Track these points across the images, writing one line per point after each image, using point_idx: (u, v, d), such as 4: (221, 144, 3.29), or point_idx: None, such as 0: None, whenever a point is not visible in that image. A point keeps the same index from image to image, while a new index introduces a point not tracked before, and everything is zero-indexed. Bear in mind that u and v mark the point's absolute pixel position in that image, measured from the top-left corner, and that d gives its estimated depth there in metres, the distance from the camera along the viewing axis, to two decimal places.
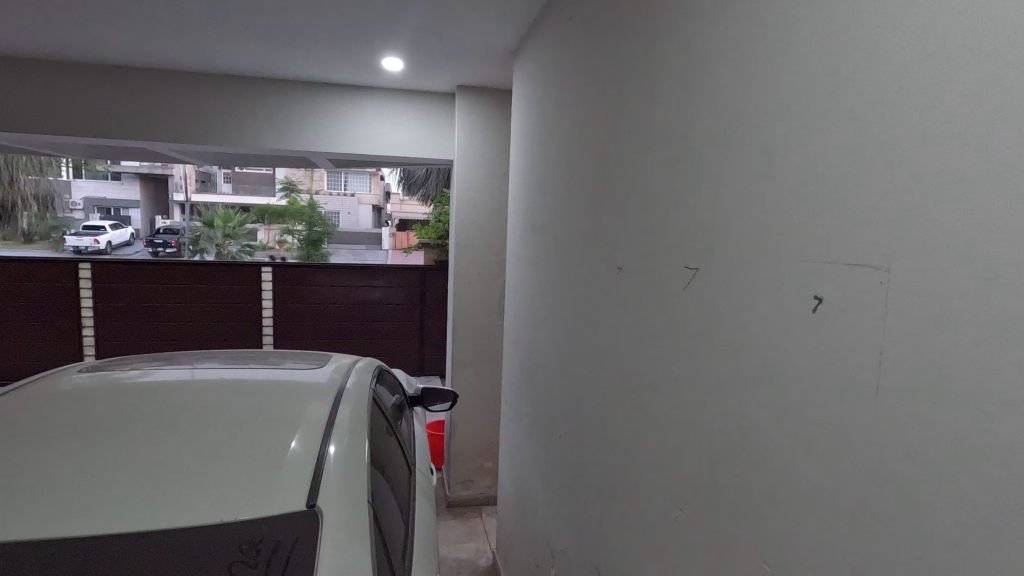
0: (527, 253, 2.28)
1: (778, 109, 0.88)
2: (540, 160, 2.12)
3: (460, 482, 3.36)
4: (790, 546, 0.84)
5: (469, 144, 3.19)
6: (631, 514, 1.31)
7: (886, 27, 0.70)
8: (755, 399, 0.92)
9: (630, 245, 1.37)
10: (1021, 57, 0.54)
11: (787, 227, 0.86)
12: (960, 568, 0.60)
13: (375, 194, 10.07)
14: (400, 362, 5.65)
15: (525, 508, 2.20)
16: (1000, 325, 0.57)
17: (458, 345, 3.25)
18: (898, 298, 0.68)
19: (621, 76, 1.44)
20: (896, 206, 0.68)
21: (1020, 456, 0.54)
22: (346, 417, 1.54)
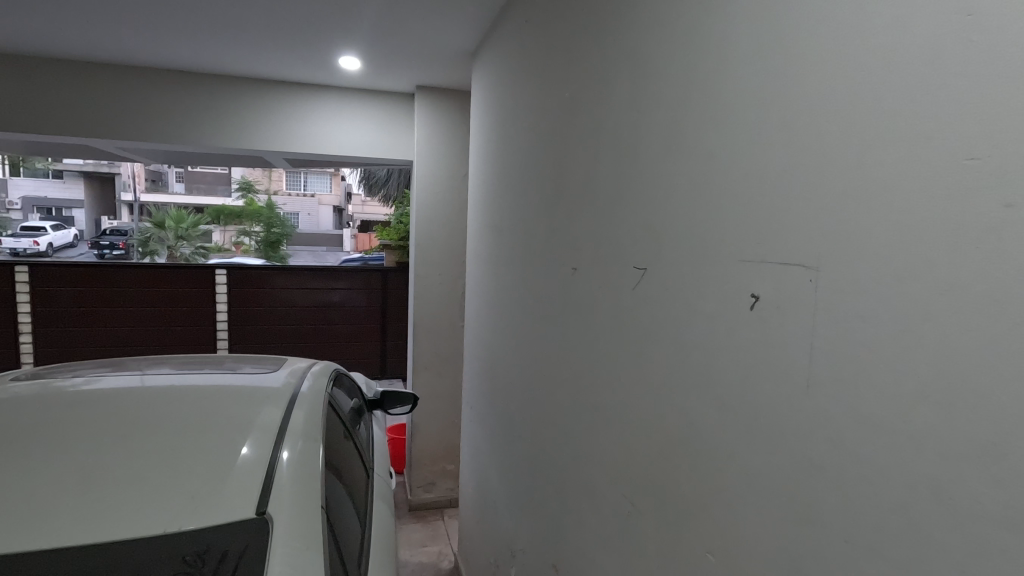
0: (486, 253, 2.25)
1: (719, 109, 0.88)
2: (497, 157, 2.10)
3: (420, 485, 3.31)
4: (729, 538, 0.85)
5: (425, 139, 3.12)
6: (587, 508, 1.31)
7: (817, 28, 0.70)
8: (696, 395, 0.93)
9: (582, 244, 1.36)
10: (942, 64, 0.55)
11: (725, 226, 0.86)
12: (881, 549, 0.61)
13: (335, 194, 9.76)
14: (361, 367, 5.56)
15: (487, 509, 2.19)
16: (918, 317, 0.57)
17: (419, 346, 3.21)
18: (826, 294, 0.68)
19: (573, 73, 1.43)
20: (827, 204, 0.68)
21: (934, 442, 0.56)
22: (301, 421, 1.49)
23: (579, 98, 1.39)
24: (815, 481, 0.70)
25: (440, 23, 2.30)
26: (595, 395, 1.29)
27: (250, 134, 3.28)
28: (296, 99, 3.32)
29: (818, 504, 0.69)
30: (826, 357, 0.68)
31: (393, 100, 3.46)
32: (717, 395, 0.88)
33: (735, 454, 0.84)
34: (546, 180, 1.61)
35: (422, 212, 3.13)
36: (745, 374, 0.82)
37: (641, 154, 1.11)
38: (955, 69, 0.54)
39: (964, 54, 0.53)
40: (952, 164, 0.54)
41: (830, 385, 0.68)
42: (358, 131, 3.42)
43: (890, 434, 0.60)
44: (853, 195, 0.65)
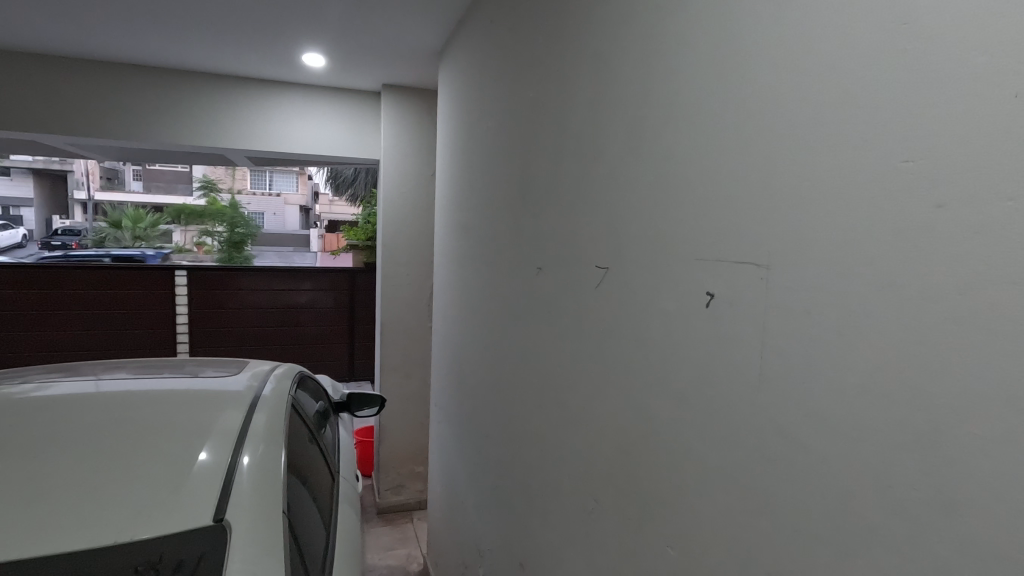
0: (453, 253, 2.25)
1: (676, 111, 0.90)
2: (464, 157, 2.09)
3: (389, 488, 3.28)
4: (688, 532, 0.86)
5: (392, 139, 3.09)
6: (553, 506, 1.32)
7: (767, 32, 0.72)
8: (656, 392, 0.94)
9: (547, 244, 1.37)
10: (880, 70, 0.58)
11: (682, 225, 0.88)
12: (828, 537, 0.63)
13: (302, 194, 9.54)
14: (329, 369, 5.47)
15: (455, 510, 2.18)
16: (860, 312, 0.60)
17: (387, 347, 3.18)
18: (777, 292, 0.70)
19: (537, 74, 1.44)
20: (778, 206, 0.70)
21: (875, 432, 0.58)
22: (262, 425, 1.46)
23: (543, 99, 1.40)
24: (768, 473, 0.72)
25: (405, 21, 2.28)
26: (560, 394, 1.30)
27: (211, 132, 3.19)
28: (260, 97, 3.25)
29: (770, 496, 0.71)
30: (777, 353, 0.70)
31: (359, 99, 3.42)
32: (676, 391, 0.89)
33: (692, 449, 0.85)
34: (511, 180, 1.61)
35: (389, 212, 3.10)
36: (702, 371, 0.84)
37: (602, 154, 1.12)
38: (891, 76, 0.57)
39: (901, 60, 0.56)
40: (890, 167, 0.57)
41: (781, 379, 0.70)
42: (323, 130, 3.36)
43: (835, 426, 0.62)
44: (802, 196, 0.67)
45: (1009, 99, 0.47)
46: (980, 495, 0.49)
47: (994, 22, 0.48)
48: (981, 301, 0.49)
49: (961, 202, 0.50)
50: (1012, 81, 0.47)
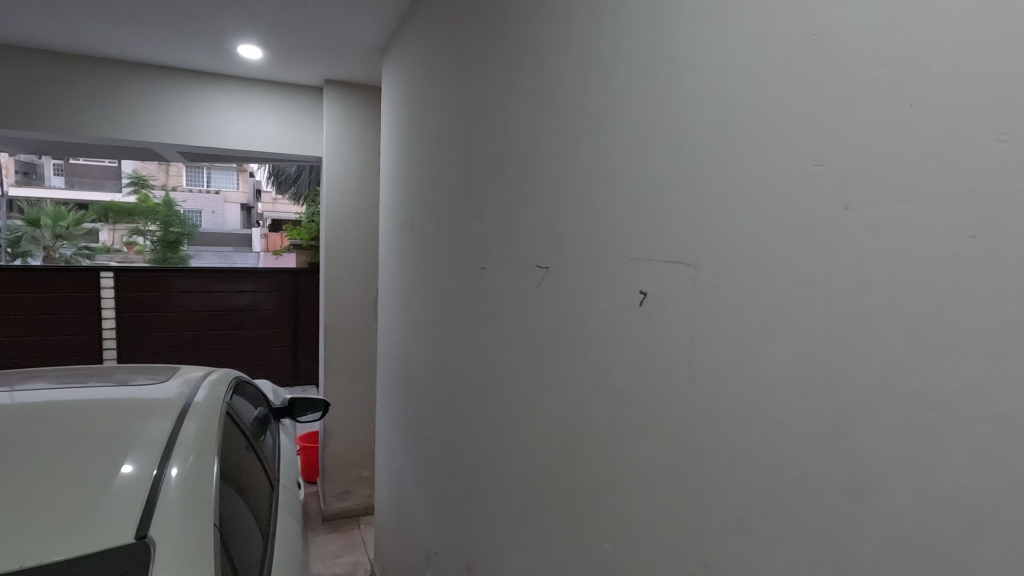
0: (397, 253, 2.21)
1: (611, 112, 0.91)
2: (407, 156, 2.06)
3: (334, 494, 3.18)
4: (625, 527, 0.88)
5: (335, 136, 3.01)
6: (498, 505, 1.32)
7: (693, 36, 0.75)
8: (594, 389, 0.96)
9: (490, 243, 1.37)
10: (792, 78, 0.61)
11: (617, 224, 0.90)
12: (752, 525, 0.66)
13: (243, 190, 9.10)
14: (272, 373, 5.29)
15: (402, 513, 2.15)
16: (778, 309, 0.62)
17: (331, 349, 3.09)
18: (704, 289, 0.73)
19: (479, 73, 1.43)
20: (705, 207, 0.72)
21: (792, 423, 0.61)
22: (192, 433, 1.38)
23: (485, 97, 1.39)
24: (698, 466, 0.74)
25: (346, 16, 2.23)
26: (503, 393, 1.30)
27: (140, 125, 3.01)
28: (193, 89, 3.09)
29: (699, 487, 0.73)
30: (704, 349, 0.73)
31: (301, 94, 3.31)
32: (612, 388, 0.91)
33: (628, 445, 0.87)
34: (454, 179, 1.60)
35: (333, 211, 3.02)
36: (636, 368, 0.85)
37: (542, 154, 1.13)
38: (803, 83, 0.60)
39: (811, 69, 0.59)
40: (803, 170, 0.59)
41: (709, 374, 0.72)
42: (263, 126, 3.24)
43: (757, 418, 0.65)
44: (725, 195, 0.69)
45: (906, 107, 0.50)
46: (883, 480, 0.52)
47: (892, 33, 0.51)
48: (883, 297, 0.52)
49: (864, 204, 0.53)
50: (909, 89, 0.50)
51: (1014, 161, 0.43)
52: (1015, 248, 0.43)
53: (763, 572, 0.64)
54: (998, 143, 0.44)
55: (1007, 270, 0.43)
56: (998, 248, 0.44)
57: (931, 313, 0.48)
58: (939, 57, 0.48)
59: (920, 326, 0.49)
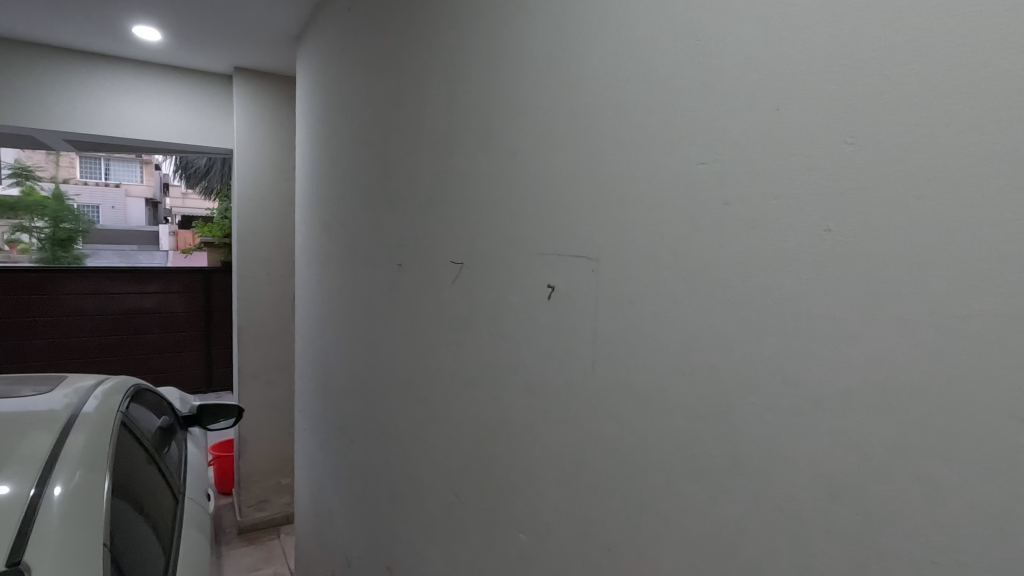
0: (314, 250, 2.13)
1: (518, 110, 0.93)
2: (323, 151, 1.99)
3: (251, 504, 3.02)
4: (537, 517, 0.90)
5: (247, 127, 2.86)
6: (417, 505, 1.31)
7: (592, 38, 0.77)
8: (507, 384, 0.97)
9: (406, 240, 1.35)
10: (678, 81, 0.64)
11: (526, 220, 0.91)
12: (648, 506, 0.69)
13: (147, 184, 8.40)
14: (182, 380, 4.94)
15: (322, 520, 2.08)
16: (669, 301, 0.66)
17: (244, 353, 2.93)
18: (604, 283, 0.75)
19: (393, 66, 1.40)
20: (605, 204, 0.75)
21: (682, 408, 0.64)
22: (79, 447, 1.26)
23: (400, 92, 1.37)
24: (601, 452, 0.76)
25: (255, 2, 2.12)
26: (421, 391, 1.28)
27: (18, 109, 2.70)
28: (82, 73, 2.83)
29: (602, 474, 0.76)
30: (604, 340, 0.76)
31: (209, 82, 3.11)
32: (524, 381, 0.92)
33: (538, 436, 0.89)
34: (371, 174, 1.56)
35: (246, 207, 2.87)
36: (545, 360, 0.87)
37: (455, 150, 1.12)
38: (687, 86, 0.63)
39: (695, 72, 0.62)
40: (689, 168, 0.63)
41: (610, 363, 0.75)
42: (165, 115, 3.02)
43: (652, 405, 0.68)
44: (623, 191, 0.72)
45: (772, 112, 0.55)
46: (759, 456, 0.56)
47: (760, 44, 0.56)
48: (755, 286, 0.56)
49: (739, 201, 0.58)
50: (775, 95, 0.54)
51: (859, 161, 0.48)
52: (860, 240, 0.47)
53: (659, 550, 0.68)
54: (847, 145, 0.48)
55: (853, 260, 0.48)
56: (848, 240, 0.48)
57: (795, 301, 0.52)
58: (798, 66, 0.52)
59: (786, 313, 0.53)
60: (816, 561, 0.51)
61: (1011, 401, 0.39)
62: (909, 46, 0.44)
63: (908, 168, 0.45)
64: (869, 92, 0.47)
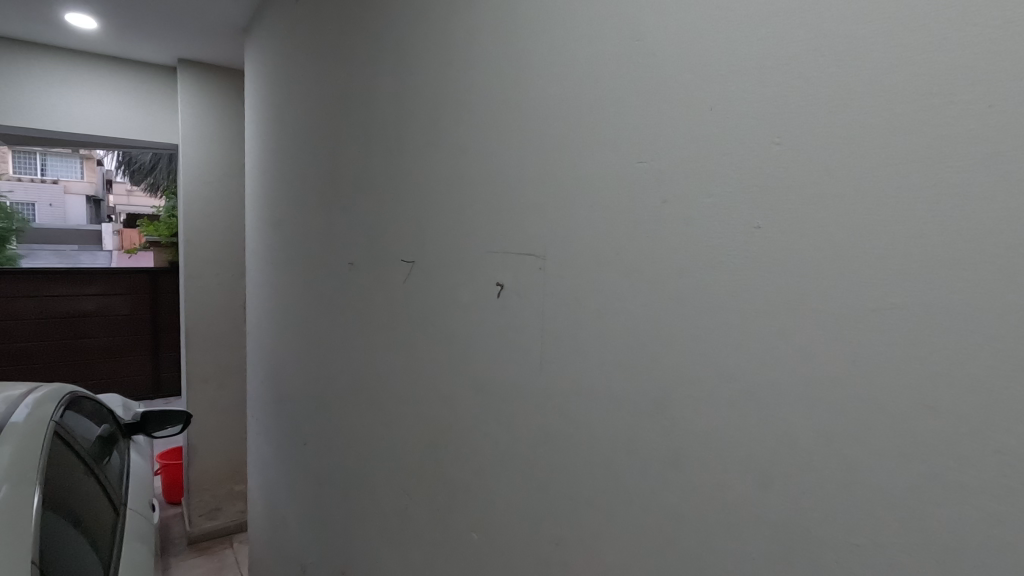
0: (265, 250, 2.07)
1: (466, 106, 0.92)
2: (272, 147, 1.93)
3: (201, 513, 2.91)
4: (488, 516, 0.89)
5: (192, 122, 2.74)
6: (370, 507, 1.28)
7: (537, 35, 0.77)
8: (458, 383, 0.96)
9: (358, 239, 1.32)
10: (619, 80, 0.65)
11: (476, 217, 0.90)
12: (596, 502, 0.70)
13: (88, 181, 7.95)
14: (126, 386, 4.72)
15: (276, 526, 2.02)
16: (612, 297, 0.67)
17: (192, 356, 2.82)
18: (550, 279, 0.76)
19: (342, 61, 1.37)
20: (551, 201, 0.75)
21: (625, 403, 0.65)
22: (5, 459, 1.18)
23: (349, 86, 1.34)
24: (549, 449, 0.77)
25: None
26: (374, 391, 1.26)
27: None
28: (10, 61, 2.65)
29: (550, 471, 0.77)
30: (552, 337, 0.76)
31: (151, 74, 2.98)
32: (474, 380, 0.92)
33: (489, 436, 0.89)
34: (321, 171, 1.53)
35: (193, 204, 2.76)
36: (494, 358, 0.87)
37: (405, 146, 1.11)
38: (629, 85, 0.64)
39: (635, 72, 0.63)
40: (630, 167, 0.64)
41: (557, 360, 0.75)
42: (104, 108, 2.87)
43: (597, 401, 0.69)
44: (569, 189, 0.72)
45: (706, 111, 0.56)
46: (696, 448, 0.57)
47: (695, 45, 0.57)
48: (691, 283, 0.57)
49: (676, 198, 0.59)
50: (709, 95, 0.55)
51: (786, 160, 0.49)
52: (785, 237, 0.49)
53: (605, 544, 0.68)
54: (774, 144, 0.50)
55: (780, 257, 0.50)
56: (775, 238, 0.50)
57: (728, 299, 0.54)
58: (730, 68, 0.54)
59: (719, 308, 0.55)
60: (748, 548, 0.53)
61: (922, 388, 0.41)
62: (831, 51, 0.46)
63: (828, 167, 0.46)
64: (794, 93, 0.49)
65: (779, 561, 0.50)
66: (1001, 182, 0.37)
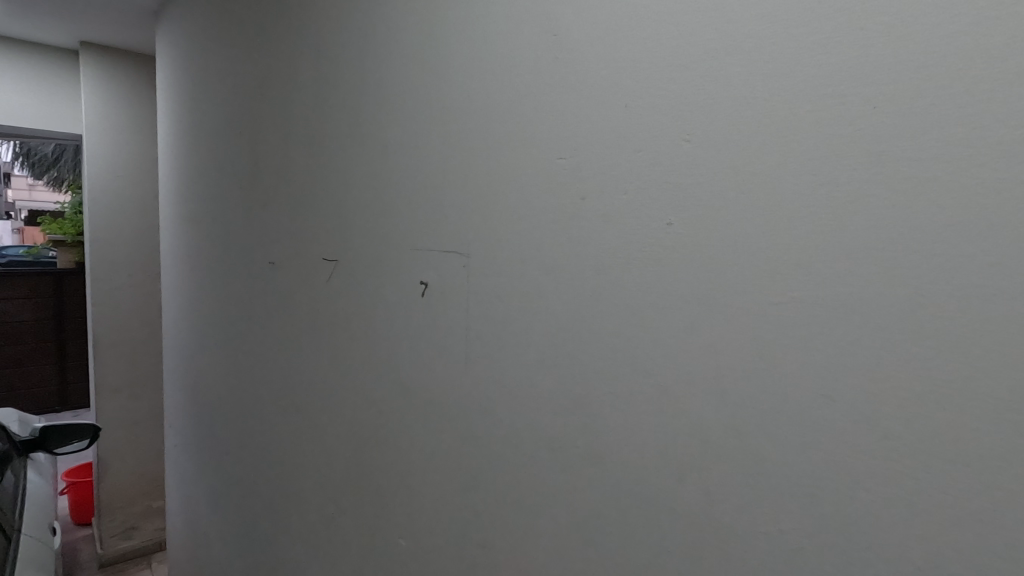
0: (180, 249, 1.93)
1: (388, 97, 0.89)
2: (187, 139, 1.81)
3: (115, 533, 2.70)
4: (416, 522, 0.87)
5: (98, 112, 2.53)
6: (296, 518, 1.22)
7: (458, 28, 0.75)
8: (384, 384, 0.93)
9: (279, 238, 1.25)
10: (538, 74, 0.64)
11: (399, 212, 0.87)
12: (520, 502, 0.69)
13: None
14: (27, 399, 4.30)
15: (197, 544, 1.90)
16: (534, 295, 0.66)
17: (102, 365, 2.60)
18: (474, 278, 0.74)
19: (261, 48, 1.30)
20: (474, 198, 0.74)
21: (548, 401, 0.65)
22: None
23: (268, 76, 1.27)
24: (474, 450, 0.75)
25: None
26: (298, 397, 1.20)
27: None
28: None
29: (476, 472, 0.75)
30: (476, 337, 0.74)
31: (49, 58, 2.72)
32: (399, 382, 0.89)
33: (416, 439, 0.86)
34: (239, 165, 1.44)
35: (101, 201, 2.55)
36: (420, 358, 0.84)
37: (326, 140, 1.06)
38: (548, 80, 0.63)
39: (553, 67, 0.63)
40: (550, 164, 0.63)
41: (483, 361, 0.73)
42: None
43: (520, 399, 0.68)
44: (492, 185, 0.71)
45: (622, 108, 0.56)
46: (616, 445, 0.57)
47: (611, 41, 0.57)
48: (609, 280, 0.57)
49: (594, 195, 0.59)
50: (624, 92, 0.56)
51: (695, 157, 0.50)
52: (695, 234, 0.50)
53: (530, 545, 0.68)
54: (685, 141, 0.51)
55: (691, 253, 0.50)
56: (688, 234, 0.50)
57: (644, 296, 0.54)
58: (643, 64, 0.54)
59: (635, 304, 0.55)
60: (666, 541, 0.53)
61: (820, 379, 0.43)
62: (737, 52, 0.47)
63: (733, 164, 0.47)
64: (701, 92, 0.49)
65: (692, 553, 0.51)
66: (887, 178, 0.39)
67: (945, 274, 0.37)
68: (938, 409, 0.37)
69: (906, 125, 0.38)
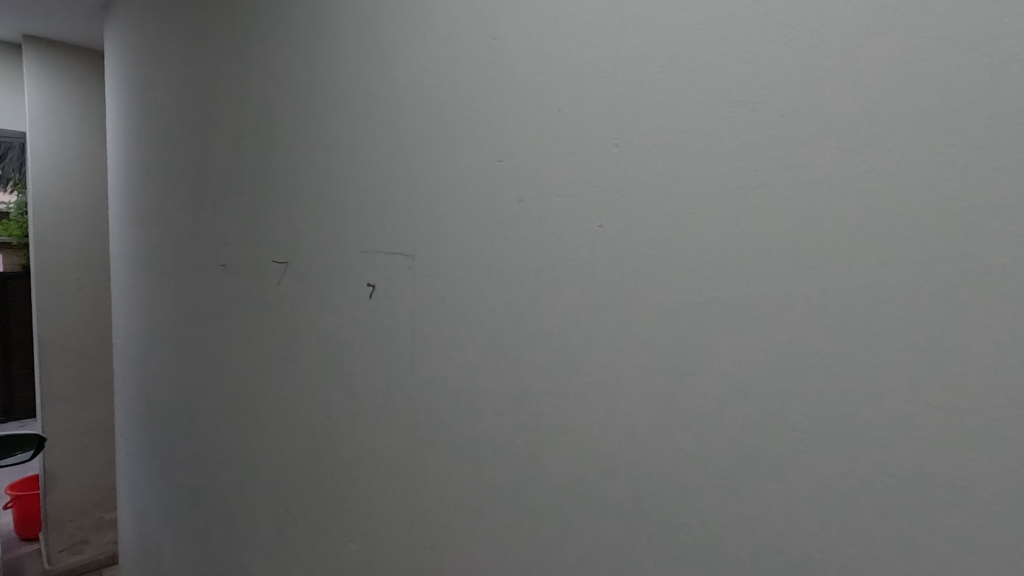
0: (129, 252, 1.87)
1: (335, 98, 0.88)
2: (136, 138, 1.75)
3: (64, 548, 2.59)
4: (366, 524, 0.86)
5: (42, 108, 2.42)
6: (248, 525, 1.20)
7: (402, 31, 0.75)
8: (333, 388, 0.92)
9: (229, 240, 1.22)
10: (478, 77, 0.65)
11: (347, 213, 0.86)
12: (465, 501, 0.69)
13: None
14: None
15: (148, 556, 1.83)
16: (476, 296, 0.66)
17: (48, 372, 2.49)
18: (420, 279, 0.74)
19: (208, 46, 1.27)
20: (418, 200, 0.74)
21: (490, 401, 0.65)
22: None
23: (217, 75, 1.24)
24: (421, 451, 0.75)
25: None
26: (249, 401, 1.17)
27: None
28: None
29: (423, 473, 0.75)
30: (423, 338, 0.74)
31: None
32: (349, 386, 0.88)
33: (365, 442, 0.86)
34: (189, 165, 1.40)
35: (45, 201, 2.44)
36: (368, 360, 0.84)
37: (275, 141, 1.04)
38: (487, 83, 0.64)
39: (492, 71, 0.63)
40: (490, 166, 0.64)
41: (429, 362, 0.73)
42: None
43: (464, 399, 0.68)
44: (434, 188, 0.71)
45: (556, 112, 0.57)
46: (553, 442, 0.58)
47: (546, 46, 0.58)
48: (547, 282, 0.58)
49: (533, 198, 0.59)
50: (559, 96, 0.57)
51: (623, 162, 0.51)
52: (624, 236, 0.51)
53: (475, 544, 0.68)
54: (614, 145, 0.52)
55: (621, 255, 0.52)
56: (618, 234, 0.52)
57: (578, 296, 0.55)
58: (575, 70, 0.55)
59: (571, 305, 0.56)
60: (602, 535, 0.55)
61: (738, 376, 0.45)
62: (660, 58, 0.49)
63: (658, 168, 0.49)
64: (628, 97, 0.51)
65: (625, 546, 0.53)
66: (796, 183, 0.41)
67: (845, 274, 0.39)
68: (839, 401, 0.40)
69: (808, 133, 0.41)
